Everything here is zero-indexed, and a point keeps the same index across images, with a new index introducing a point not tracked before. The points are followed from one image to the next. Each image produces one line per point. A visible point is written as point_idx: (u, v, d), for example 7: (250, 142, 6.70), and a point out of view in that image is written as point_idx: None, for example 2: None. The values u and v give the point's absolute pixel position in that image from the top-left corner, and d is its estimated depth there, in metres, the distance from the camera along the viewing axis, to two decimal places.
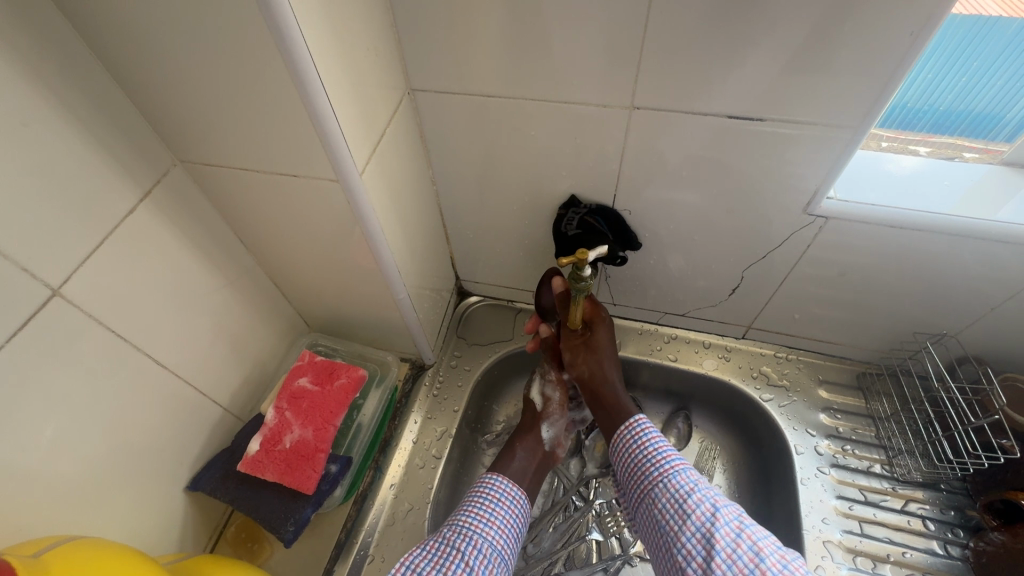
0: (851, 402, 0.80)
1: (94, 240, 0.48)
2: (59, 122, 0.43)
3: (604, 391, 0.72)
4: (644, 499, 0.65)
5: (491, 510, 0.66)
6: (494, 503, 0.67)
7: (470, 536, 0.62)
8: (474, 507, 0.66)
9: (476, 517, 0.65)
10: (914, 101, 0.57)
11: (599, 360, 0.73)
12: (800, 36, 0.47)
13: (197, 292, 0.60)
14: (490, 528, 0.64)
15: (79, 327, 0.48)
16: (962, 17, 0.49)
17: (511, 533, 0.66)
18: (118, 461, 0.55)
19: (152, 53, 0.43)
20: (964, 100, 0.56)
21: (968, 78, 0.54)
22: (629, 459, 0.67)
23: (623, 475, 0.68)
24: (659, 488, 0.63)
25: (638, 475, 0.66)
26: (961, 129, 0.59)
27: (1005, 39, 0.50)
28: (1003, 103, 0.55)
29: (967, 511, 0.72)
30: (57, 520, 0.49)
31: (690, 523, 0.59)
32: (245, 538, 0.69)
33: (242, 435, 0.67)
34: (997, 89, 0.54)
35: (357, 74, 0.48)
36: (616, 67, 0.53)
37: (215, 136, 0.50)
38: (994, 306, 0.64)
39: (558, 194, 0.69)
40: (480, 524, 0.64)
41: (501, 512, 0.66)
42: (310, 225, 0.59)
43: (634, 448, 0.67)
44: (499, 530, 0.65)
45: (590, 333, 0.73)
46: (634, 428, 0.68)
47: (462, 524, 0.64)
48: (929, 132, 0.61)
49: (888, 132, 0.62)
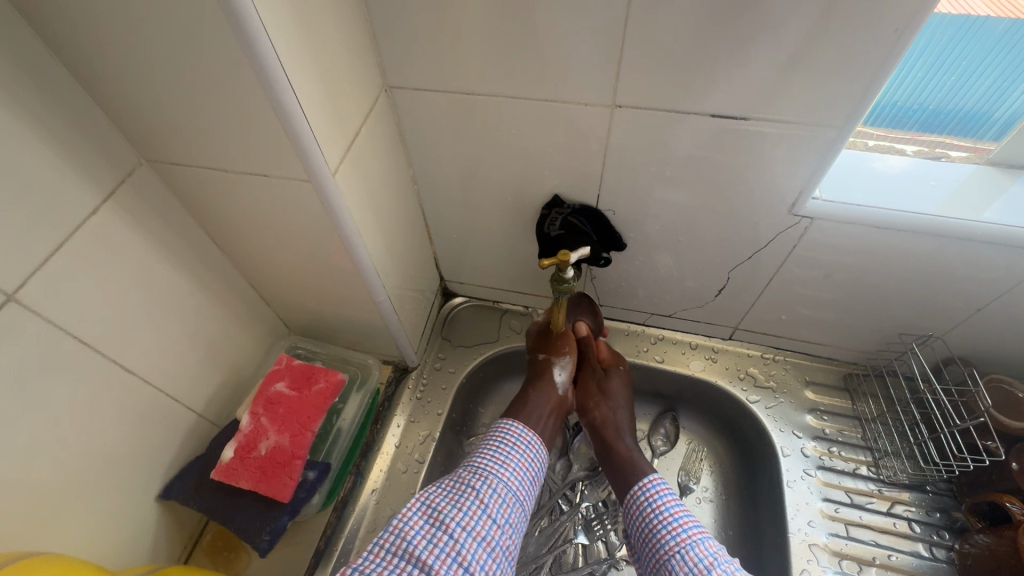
0: (838, 403, 0.80)
1: (54, 243, 0.46)
2: (13, 121, 0.41)
3: (618, 442, 0.72)
4: (660, 568, 0.60)
5: (507, 452, 0.65)
6: (510, 445, 0.66)
7: (486, 476, 0.62)
8: (491, 449, 0.66)
9: (494, 459, 0.64)
10: (903, 100, 0.56)
11: (617, 400, 0.76)
12: (785, 34, 0.45)
13: (168, 297, 0.58)
14: (507, 469, 0.64)
15: (40, 335, 0.46)
16: (949, 16, 0.48)
17: (528, 476, 0.65)
18: (84, 471, 0.53)
19: (110, 47, 0.41)
20: (953, 100, 0.55)
21: (957, 78, 0.53)
22: (642, 523, 0.64)
23: (636, 542, 0.64)
24: (676, 560, 0.59)
25: (652, 542, 0.62)
26: (950, 128, 0.58)
27: (993, 38, 0.49)
28: (992, 103, 0.54)
29: (953, 513, 0.71)
30: (18, 534, 0.47)
31: None
32: (222, 546, 0.67)
33: (217, 442, 0.65)
34: (986, 88, 0.53)
35: (329, 70, 0.47)
36: (598, 65, 0.52)
37: (182, 134, 0.48)
38: (980, 307, 0.64)
39: (542, 194, 0.68)
40: (496, 466, 0.64)
41: (518, 454, 0.66)
42: (285, 226, 0.57)
43: (648, 511, 0.64)
44: (516, 472, 0.64)
45: (606, 378, 0.78)
46: (647, 489, 0.65)
47: (479, 465, 0.64)
48: (918, 131, 0.59)
49: (877, 131, 0.61)
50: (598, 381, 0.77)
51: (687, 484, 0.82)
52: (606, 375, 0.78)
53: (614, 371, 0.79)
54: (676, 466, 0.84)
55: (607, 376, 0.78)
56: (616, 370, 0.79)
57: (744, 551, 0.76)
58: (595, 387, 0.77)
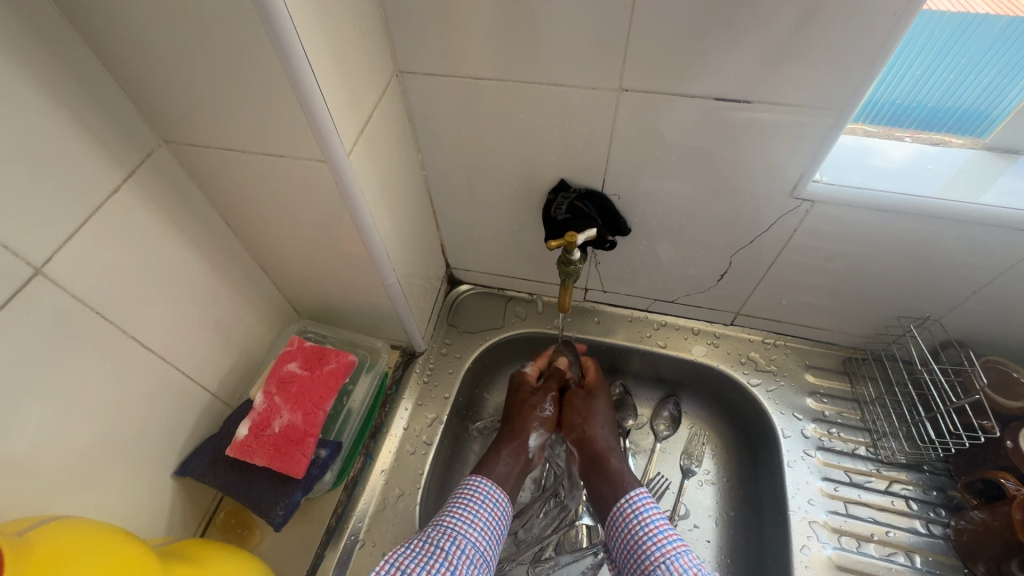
0: (838, 386, 0.81)
1: (79, 219, 0.47)
2: (39, 99, 0.42)
3: (609, 457, 0.74)
4: None
5: (475, 511, 0.66)
6: (478, 505, 0.67)
7: (453, 536, 0.63)
8: (459, 508, 0.67)
9: (461, 518, 0.65)
10: (902, 97, 0.59)
11: (601, 420, 0.77)
12: (789, 18, 0.47)
13: (183, 278, 0.59)
14: (474, 529, 0.65)
15: (63, 309, 0.47)
16: (949, 14, 0.50)
17: (493, 536, 0.67)
18: (103, 446, 0.54)
19: (132, 28, 0.42)
20: (952, 97, 0.57)
21: (956, 75, 0.55)
22: (627, 537, 0.66)
23: (619, 555, 0.67)
24: (660, 569, 0.61)
25: (637, 554, 0.64)
26: (949, 124, 0.61)
27: (992, 36, 0.51)
28: (992, 98, 0.57)
29: (949, 491, 0.73)
30: (42, 504, 0.49)
31: None
32: (235, 524, 0.69)
33: (230, 421, 0.67)
34: (985, 85, 0.55)
35: (343, 53, 0.48)
36: (604, 50, 0.53)
37: (199, 115, 0.49)
38: (977, 289, 0.65)
39: (548, 179, 0.69)
40: (464, 524, 0.65)
41: (484, 513, 0.67)
42: (298, 209, 0.59)
43: (633, 524, 0.66)
44: (482, 532, 0.65)
45: (591, 399, 0.79)
46: (634, 502, 0.68)
47: (447, 524, 0.64)
48: (917, 128, 0.62)
49: (876, 127, 0.63)
50: (584, 402, 0.79)
51: (689, 467, 0.83)
52: (591, 396, 0.80)
53: (598, 392, 0.80)
54: (678, 451, 0.85)
55: (592, 398, 0.79)
56: (601, 392, 0.80)
57: (745, 532, 0.78)
58: (580, 408, 0.78)
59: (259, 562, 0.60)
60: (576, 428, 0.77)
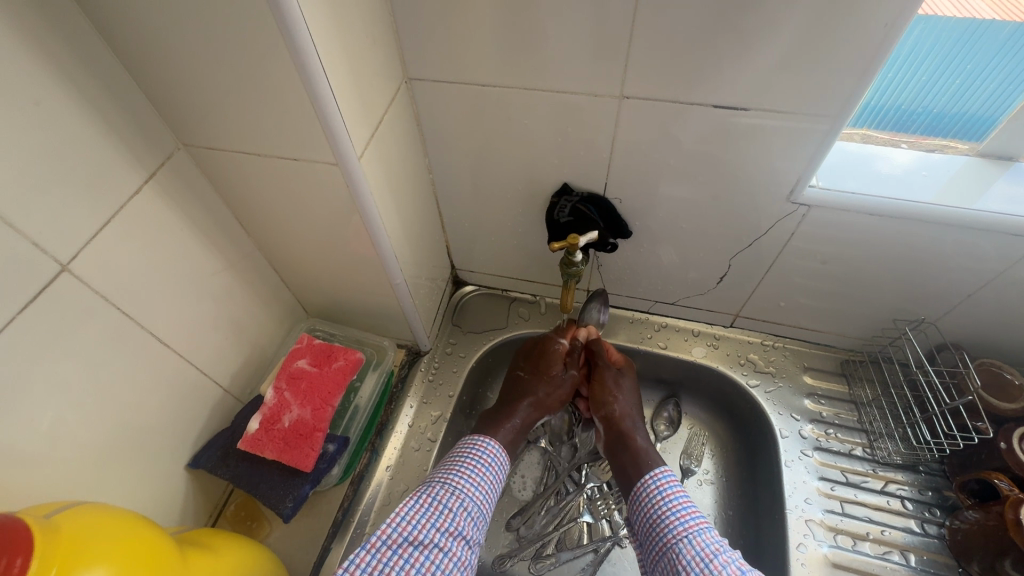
0: (835, 388, 0.82)
1: (104, 218, 0.49)
2: (69, 104, 0.44)
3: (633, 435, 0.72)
4: (665, 553, 0.62)
5: (482, 474, 0.67)
6: (484, 467, 0.68)
7: (462, 496, 0.64)
8: (467, 468, 0.67)
9: (469, 479, 0.66)
10: (908, 102, 0.60)
11: (628, 400, 0.75)
12: (786, 28, 0.48)
13: (198, 276, 0.62)
14: (479, 491, 0.66)
15: (86, 303, 0.49)
16: (955, 20, 0.51)
17: (493, 495, 0.68)
18: (120, 437, 0.56)
19: (157, 37, 0.44)
20: (958, 104, 0.59)
21: (961, 81, 0.56)
22: (650, 511, 0.65)
23: (640, 530, 0.66)
24: (682, 544, 0.61)
25: (659, 528, 0.63)
26: (955, 129, 0.62)
27: (998, 42, 0.52)
28: (997, 106, 0.58)
29: (944, 492, 0.74)
30: (64, 491, 0.51)
31: None
32: (245, 516, 0.71)
33: (241, 416, 0.69)
34: (991, 93, 0.57)
35: (355, 61, 0.50)
36: (606, 59, 0.55)
37: (218, 119, 0.51)
38: (970, 292, 0.67)
39: (551, 183, 0.71)
40: (471, 487, 0.66)
41: (489, 476, 0.68)
42: (309, 210, 0.61)
43: (656, 500, 0.65)
44: (485, 494, 0.67)
45: (620, 376, 0.77)
46: (656, 480, 0.67)
47: (454, 483, 0.65)
48: (923, 134, 0.64)
49: (879, 134, 0.65)
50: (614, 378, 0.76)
51: (689, 467, 0.84)
52: (620, 374, 0.78)
53: (627, 370, 0.78)
54: (678, 451, 0.87)
55: (622, 376, 0.77)
56: (628, 370, 0.79)
57: (742, 529, 0.79)
58: (611, 385, 0.75)
59: (244, 539, 0.60)
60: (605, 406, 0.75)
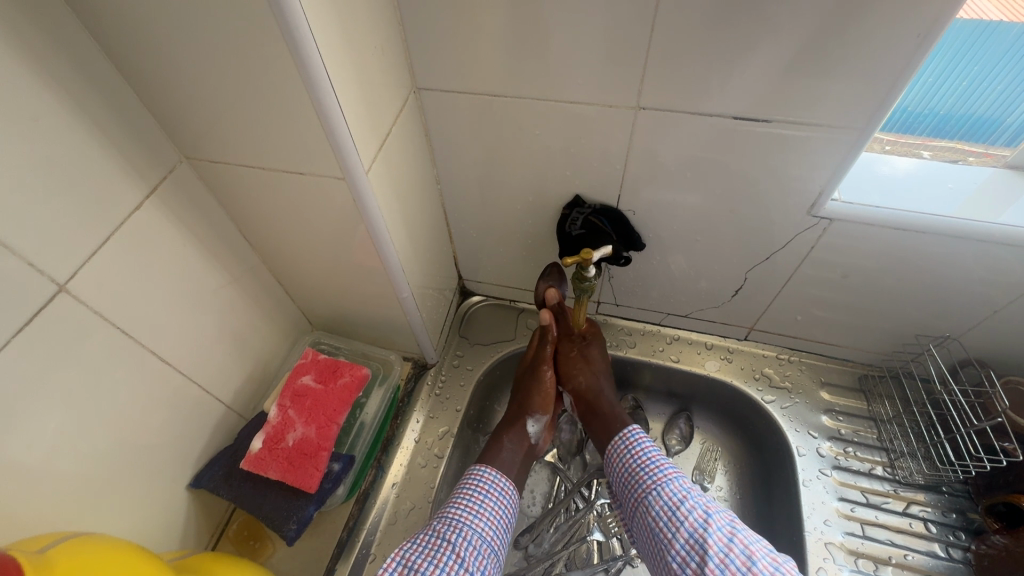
0: (853, 404, 0.80)
1: (104, 235, 0.48)
2: (67, 119, 0.43)
3: (600, 400, 0.74)
4: (637, 506, 0.64)
5: (480, 501, 0.65)
6: (482, 494, 0.66)
7: (459, 527, 0.62)
8: (463, 498, 0.66)
9: (466, 508, 0.64)
10: (913, 105, 0.58)
11: (598, 367, 0.76)
12: (811, 39, 0.46)
13: (200, 291, 0.60)
14: (480, 519, 0.64)
15: (84, 323, 0.48)
16: (960, 21, 0.49)
17: (500, 525, 0.65)
18: (120, 459, 0.54)
19: (158, 48, 0.43)
20: (964, 106, 0.56)
21: (968, 82, 0.54)
22: (622, 469, 0.67)
23: (617, 488, 0.68)
24: (652, 496, 0.63)
25: (631, 484, 0.66)
26: (961, 133, 0.59)
27: (1007, 42, 0.50)
28: (1005, 106, 0.55)
29: (969, 514, 0.72)
30: (60, 518, 0.49)
31: (682, 530, 0.59)
32: (248, 536, 0.69)
33: (244, 434, 0.67)
34: (998, 93, 0.54)
35: (363, 71, 0.48)
36: (622, 72, 0.53)
37: (222, 133, 0.50)
38: (996, 309, 0.64)
39: (563, 195, 0.69)
40: (470, 515, 0.64)
41: (490, 502, 0.66)
42: (315, 223, 0.59)
43: (626, 457, 0.67)
44: (489, 522, 0.64)
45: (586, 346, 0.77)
46: (628, 439, 0.69)
47: (452, 516, 0.64)
48: (929, 136, 0.61)
49: (887, 135, 0.63)
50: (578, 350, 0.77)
51: (700, 482, 0.83)
52: (586, 342, 0.78)
53: (594, 338, 0.78)
54: (690, 466, 0.85)
55: (587, 344, 0.77)
56: (596, 338, 0.79)
57: None
58: (575, 354, 0.77)
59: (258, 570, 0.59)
60: (574, 378, 0.76)
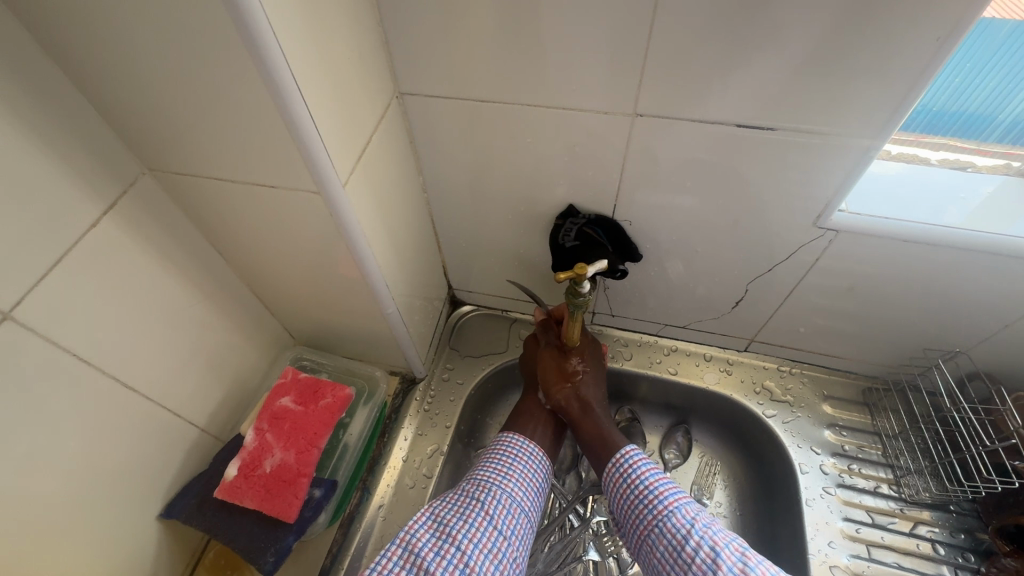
0: (857, 419, 0.78)
1: (54, 256, 0.44)
2: (10, 132, 0.39)
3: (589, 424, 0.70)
4: (643, 544, 0.61)
5: (510, 464, 0.65)
6: (512, 458, 0.65)
7: (489, 487, 0.61)
8: (493, 461, 0.65)
9: (496, 470, 0.64)
10: None
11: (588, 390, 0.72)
12: (822, 43, 0.43)
13: (169, 311, 0.56)
14: (510, 481, 0.63)
15: (34, 352, 0.44)
16: None
17: (531, 488, 0.64)
18: (81, 494, 0.51)
19: (108, 53, 0.39)
20: (957, 102, 0.50)
21: (960, 79, 0.48)
22: (624, 503, 0.64)
23: (622, 520, 0.65)
24: (655, 534, 0.59)
25: (634, 518, 0.62)
26: (954, 130, 0.53)
27: (999, 37, 0.45)
28: (998, 102, 0.49)
29: (978, 534, 0.69)
30: (13, 562, 0.46)
31: (691, 573, 0.54)
32: (225, 565, 0.66)
33: (220, 458, 0.64)
34: (991, 89, 0.48)
35: (338, 76, 0.45)
36: (618, 78, 0.50)
37: (185, 144, 0.46)
38: (1007, 323, 0.62)
39: (556, 203, 0.66)
40: (499, 477, 0.63)
41: (520, 466, 0.65)
42: (291, 237, 0.55)
43: (626, 489, 0.64)
44: (518, 484, 0.63)
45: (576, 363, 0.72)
46: (621, 464, 0.65)
47: (482, 477, 0.63)
48: (921, 132, 0.55)
49: None
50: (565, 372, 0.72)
51: (699, 499, 0.80)
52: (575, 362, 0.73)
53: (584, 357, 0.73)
54: (688, 481, 0.82)
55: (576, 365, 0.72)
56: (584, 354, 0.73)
57: None
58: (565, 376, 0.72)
59: None
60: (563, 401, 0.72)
